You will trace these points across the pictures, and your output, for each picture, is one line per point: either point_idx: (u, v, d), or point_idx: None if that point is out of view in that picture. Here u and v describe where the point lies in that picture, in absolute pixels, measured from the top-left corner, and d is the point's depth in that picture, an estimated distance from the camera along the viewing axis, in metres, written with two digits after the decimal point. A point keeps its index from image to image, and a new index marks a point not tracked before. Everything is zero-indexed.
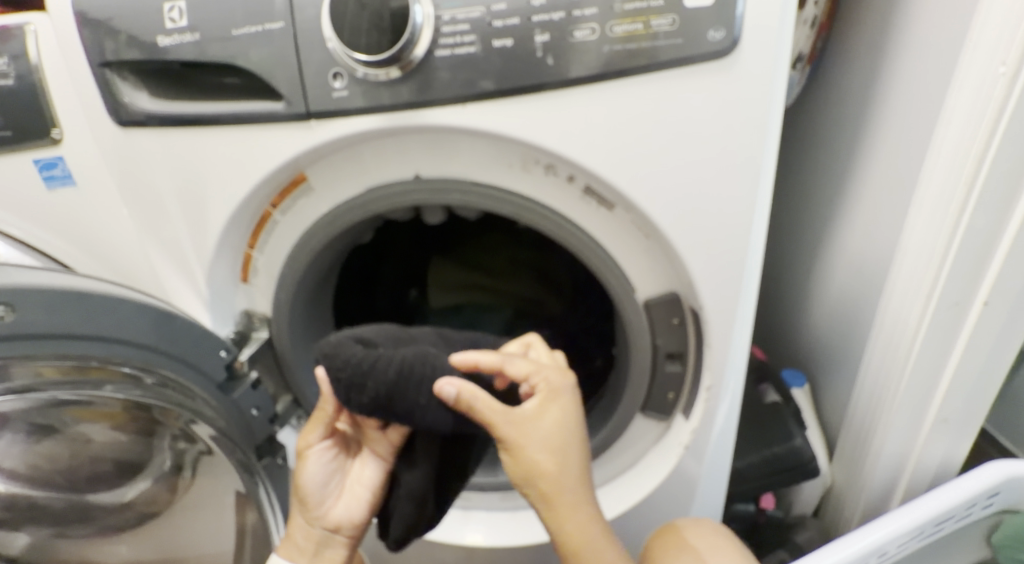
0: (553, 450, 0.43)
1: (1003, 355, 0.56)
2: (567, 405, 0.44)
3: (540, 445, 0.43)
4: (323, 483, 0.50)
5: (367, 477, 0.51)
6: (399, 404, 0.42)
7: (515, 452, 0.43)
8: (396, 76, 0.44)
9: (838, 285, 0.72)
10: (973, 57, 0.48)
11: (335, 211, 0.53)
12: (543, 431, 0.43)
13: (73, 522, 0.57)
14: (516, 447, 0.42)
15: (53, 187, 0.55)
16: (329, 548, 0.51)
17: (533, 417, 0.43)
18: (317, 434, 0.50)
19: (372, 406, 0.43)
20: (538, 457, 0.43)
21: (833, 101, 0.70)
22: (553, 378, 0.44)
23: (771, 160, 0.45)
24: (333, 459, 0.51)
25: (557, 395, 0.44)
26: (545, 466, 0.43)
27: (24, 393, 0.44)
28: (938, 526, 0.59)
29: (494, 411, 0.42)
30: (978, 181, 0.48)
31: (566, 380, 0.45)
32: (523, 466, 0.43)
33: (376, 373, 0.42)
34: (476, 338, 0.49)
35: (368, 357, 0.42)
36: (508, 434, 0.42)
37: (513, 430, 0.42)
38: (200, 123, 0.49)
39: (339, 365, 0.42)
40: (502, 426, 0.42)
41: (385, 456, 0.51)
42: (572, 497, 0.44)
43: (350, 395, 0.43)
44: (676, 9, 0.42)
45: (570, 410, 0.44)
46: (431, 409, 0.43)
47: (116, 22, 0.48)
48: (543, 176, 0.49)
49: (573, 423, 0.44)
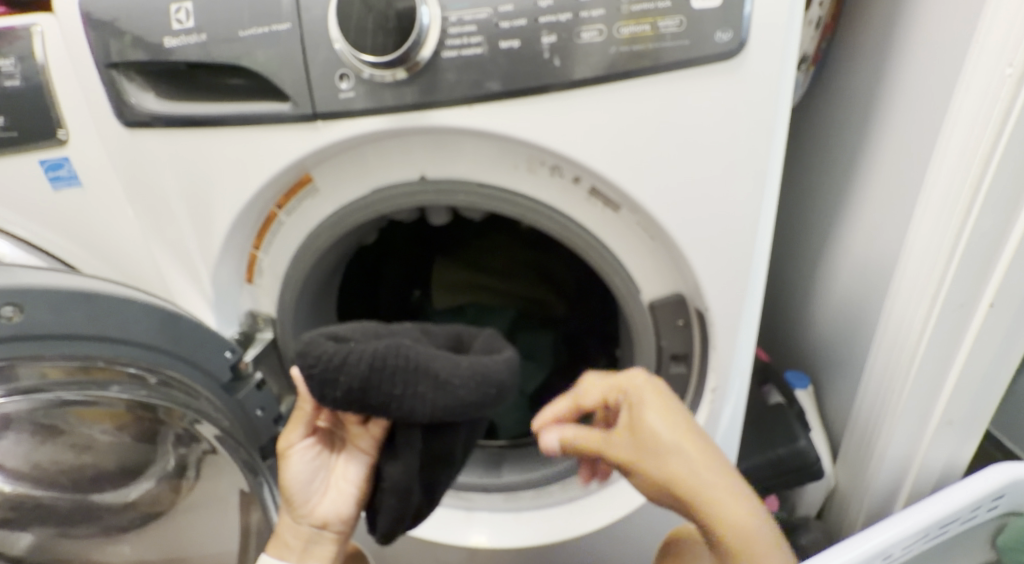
0: (672, 451, 0.42)
1: (1010, 355, 0.56)
2: (659, 404, 0.44)
3: (660, 452, 0.43)
4: (307, 481, 0.50)
5: (352, 474, 0.50)
6: (374, 397, 0.41)
7: (633, 466, 0.44)
8: (402, 78, 0.44)
9: (842, 286, 0.72)
10: (979, 59, 0.48)
11: (340, 213, 0.53)
12: (644, 436, 0.43)
13: (76, 522, 0.57)
14: (631, 460, 0.44)
15: (58, 187, 0.55)
16: (317, 544, 0.51)
17: (632, 427, 0.44)
18: (298, 432, 0.50)
19: (347, 400, 0.41)
20: (657, 467, 0.42)
21: (838, 103, 0.70)
22: (625, 387, 0.46)
23: (777, 163, 0.45)
24: (317, 456, 0.51)
25: (641, 402, 0.45)
26: (669, 470, 0.42)
27: (29, 394, 0.45)
28: (943, 528, 0.59)
29: (596, 439, 0.46)
30: (983, 184, 0.49)
31: (637, 378, 0.47)
32: (652, 479, 0.43)
33: (347, 366, 0.41)
34: (464, 330, 0.47)
35: (339, 351, 0.41)
36: (619, 449, 0.45)
37: (623, 441, 0.45)
38: (205, 124, 0.49)
39: (310, 362, 0.41)
40: (606, 447, 0.45)
41: (369, 450, 0.50)
42: (713, 488, 0.41)
43: (323, 391, 0.42)
44: (683, 10, 0.42)
45: (655, 406, 0.44)
46: (408, 399, 0.41)
47: (124, 23, 0.48)
48: (548, 177, 0.49)
49: (676, 415, 0.44)
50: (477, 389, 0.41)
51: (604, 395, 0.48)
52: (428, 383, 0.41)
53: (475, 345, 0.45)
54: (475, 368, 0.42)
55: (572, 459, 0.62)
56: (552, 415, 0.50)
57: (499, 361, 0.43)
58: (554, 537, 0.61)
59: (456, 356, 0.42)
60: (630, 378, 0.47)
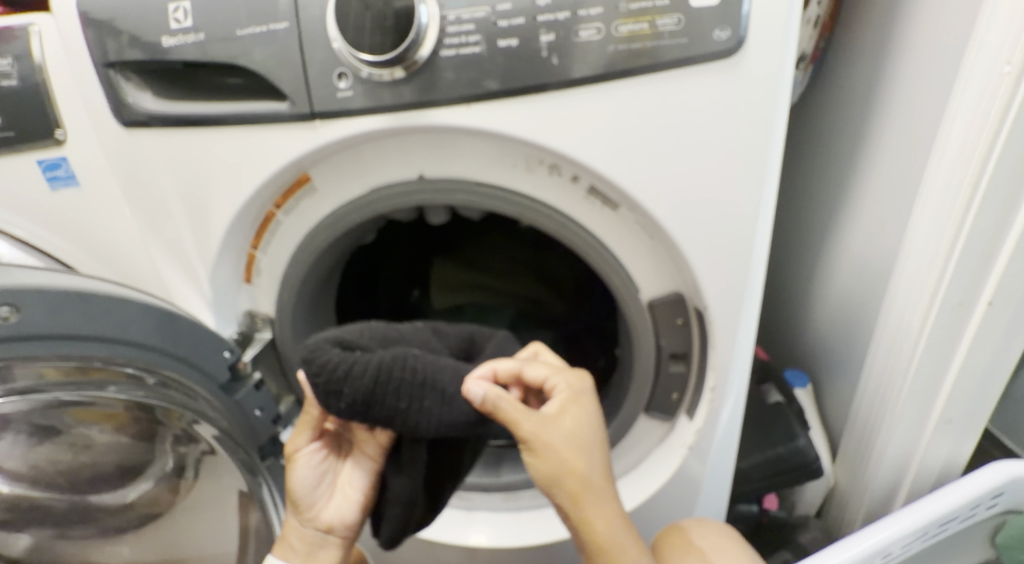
0: (583, 450, 0.43)
1: (1009, 353, 0.56)
2: (587, 408, 0.44)
3: (566, 450, 0.43)
4: (312, 486, 0.50)
5: (357, 480, 0.50)
6: (379, 410, 0.41)
7: (543, 450, 0.42)
8: (400, 77, 0.44)
9: (840, 284, 0.72)
10: (977, 59, 0.48)
11: (338, 212, 0.53)
12: (565, 427, 0.43)
13: (73, 524, 0.56)
14: (546, 445, 0.42)
15: (55, 187, 0.55)
16: (322, 549, 0.50)
17: (557, 416, 0.43)
18: (305, 436, 0.50)
19: (350, 412, 0.41)
20: (563, 456, 0.42)
21: (835, 103, 0.70)
22: (572, 382, 0.45)
23: (777, 161, 0.45)
24: (323, 460, 0.50)
25: (579, 401, 0.44)
26: (573, 464, 0.43)
27: (26, 394, 0.44)
28: (943, 526, 0.59)
29: (516, 407, 0.42)
30: (982, 180, 0.48)
31: (583, 380, 0.46)
32: (551, 467, 0.42)
33: (351, 379, 0.40)
34: (475, 331, 0.49)
35: (344, 361, 0.40)
36: (538, 429, 0.42)
37: (545, 424, 0.42)
38: (203, 123, 0.49)
39: (316, 370, 0.41)
40: (523, 419, 0.42)
41: (375, 457, 0.49)
42: (600, 492, 0.44)
43: (327, 402, 0.41)
44: (681, 9, 0.42)
45: (590, 410, 0.44)
46: (412, 414, 0.41)
47: (120, 22, 0.48)
48: (546, 176, 0.49)
49: (593, 423, 0.44)
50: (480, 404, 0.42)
51: (554, 382, 0.44)
52: (434, 398, 0.41)
53: (488, 346, 0.48)
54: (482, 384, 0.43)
55: None
56: (495, 370, 0.44)
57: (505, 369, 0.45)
58: (553, 536, 0.61)
59: (463, 369, 0.43)
60: (571, 373, 0.46)
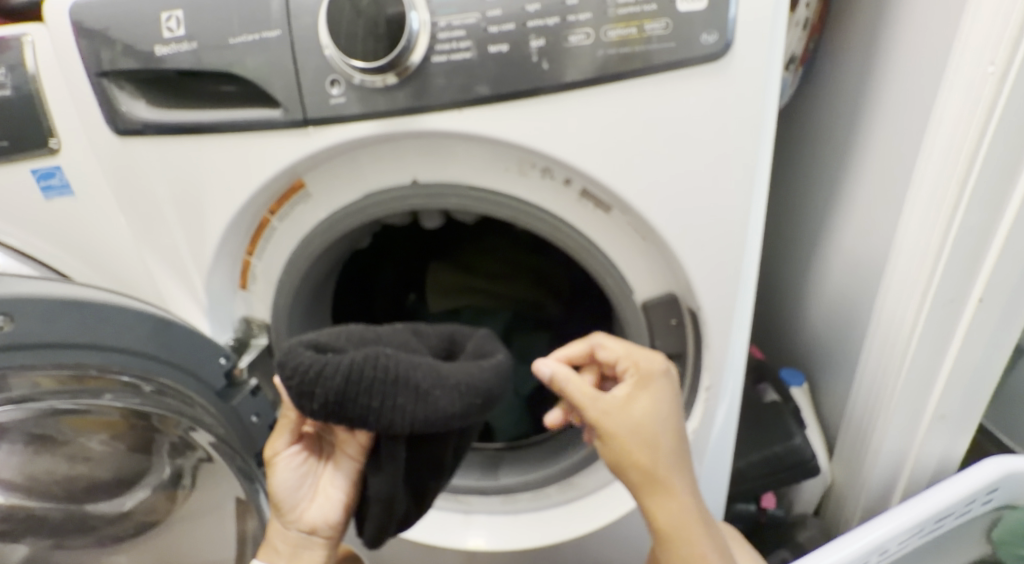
0: (663, 436, 0.45)
1: (1000, 349, 0.57)
2: (661, 387, 0.46)
3: (636, 443, 0.44)
4: (295, 488, 0.50)
5: (338, 481, 0.49)
6: (352, 410, 0.39)
7: (609, 437, 0.44)
8: (392, 83, 0.45)
9: (834, 282, 0.72)
10: (962, 57, 0.49)
11: (333, 218, 0.53)
12: (636, 418, 0.44)
13: (71, 533, 0.56)
14: (612, 432, 0.44)
15: (50, 196, 0.55)
16: (307, 549, 0.50)
17: (626, 405, 0.45)
18: (284, 439, 0.50)
19: (324, 413, 0.40)
20: (632, 448, 0.44)
21: (827, 104, 0.70)
22: (642, 362, 0.46)
23: (765, 161, 0.45)
24: (303, 463, 0.50)
25: (647, 384, 0.46)
26: (644, 454, 0.44)
27: (22, 403, 0.45)
28: (938, 522, 0.60)
29: (586, 392, 0.44)
30: (971, 177, 0.49)
31: (657, 363, 0.47)
32: (621, 457, 0.44)
33: (323, 379, 0.39)
34: (457, 330, 0.45)
35: (315, 362, 0.39)
36: (600, 410, 0.44)
37: (609, 406, 0.44)
38: (195, 130, 0.49)
39: (289, 372, 0.40)
40: (592, 403, 0.44)
41: (357, 456, 0.48)
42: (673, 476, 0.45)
43: (301, 402, 0.40)
44: (669, 13, 0.42)
45: (659, 399, 0.46)
46: (387, 414, 0.39)
47: (113, 32, 0.48)
48: (540, 179, 0.49)
49: (669, 404, 0.46)
50: (460, 400, 0.40)
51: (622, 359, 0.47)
52: (407, 395, 0.39)
53: (468, 347, 0.44)
54: (459, 380, 0.40)
55: (571, 459, 0.62)
56: (567, 354, 0.48)
57: (488, 367, 0.41)
58: (549, 540, 0.60)
59: (440, 367, 0.40)
60: (649, 356, 0.47)
